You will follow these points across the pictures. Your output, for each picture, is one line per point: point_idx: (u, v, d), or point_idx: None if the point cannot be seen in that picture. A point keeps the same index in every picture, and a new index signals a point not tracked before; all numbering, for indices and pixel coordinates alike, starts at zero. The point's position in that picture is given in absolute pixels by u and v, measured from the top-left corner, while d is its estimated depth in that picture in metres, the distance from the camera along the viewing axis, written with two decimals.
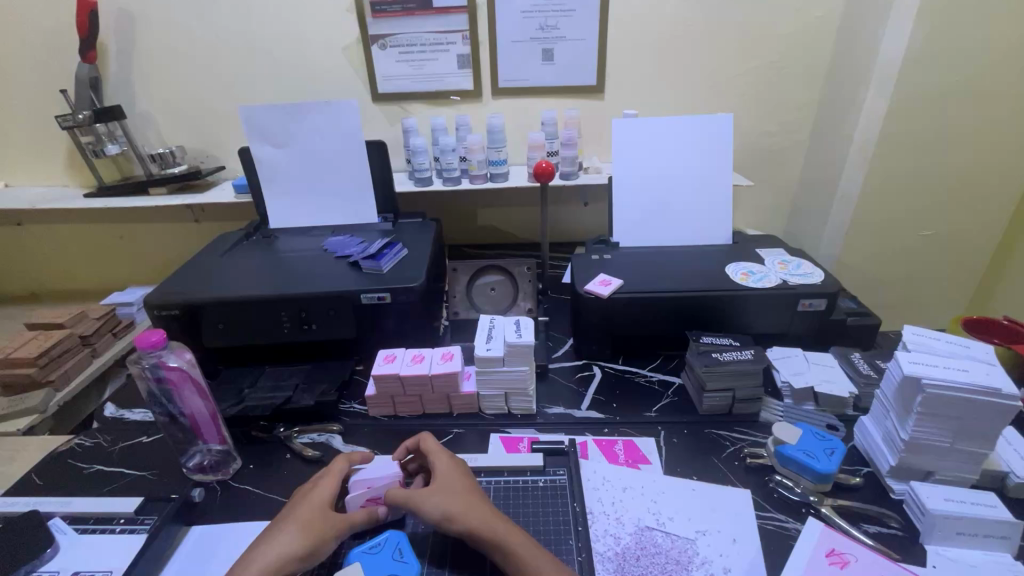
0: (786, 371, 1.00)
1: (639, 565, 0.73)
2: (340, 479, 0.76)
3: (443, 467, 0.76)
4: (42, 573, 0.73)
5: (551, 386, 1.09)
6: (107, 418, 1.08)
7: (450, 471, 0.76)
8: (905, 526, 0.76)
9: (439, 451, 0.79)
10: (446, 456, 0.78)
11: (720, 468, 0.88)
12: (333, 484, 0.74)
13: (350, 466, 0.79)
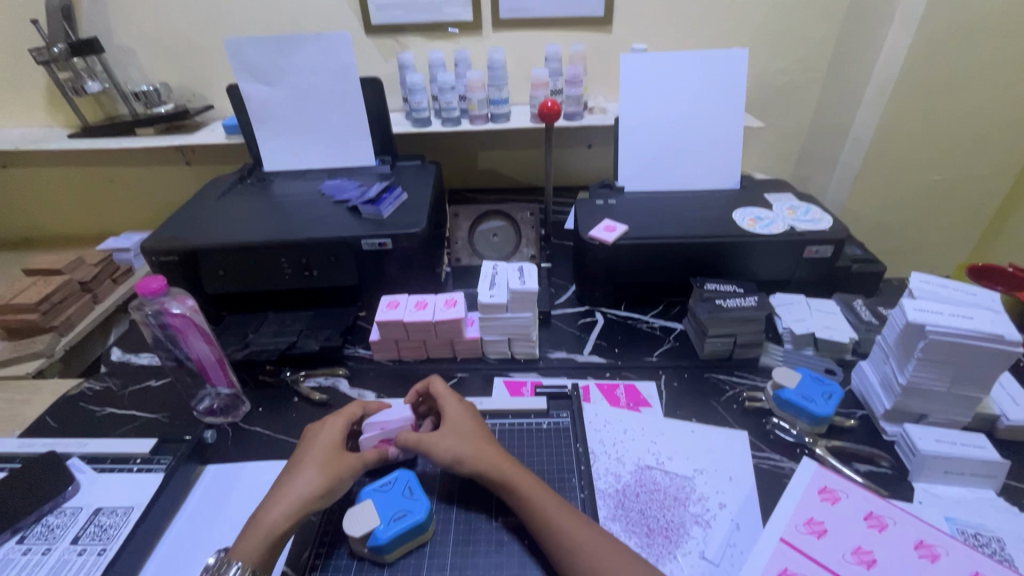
0: (787, 317, 1.01)
1: (638, 501, 0.76)
2: (349, 422, 0.77)
3: (453, 411, 0.78)
4: (66, 509, 0.76)
5: (554, 331, 1.10)
6: (115, 362, 1.10)
7: (460, 415, 0.77)
8: (895, 465, 0.79)
9: (449, 395, 0.81)
10: (456, 400, 0.80)
11: (719, 411, 0.90)
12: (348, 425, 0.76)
13: (364, 411, 0.81)
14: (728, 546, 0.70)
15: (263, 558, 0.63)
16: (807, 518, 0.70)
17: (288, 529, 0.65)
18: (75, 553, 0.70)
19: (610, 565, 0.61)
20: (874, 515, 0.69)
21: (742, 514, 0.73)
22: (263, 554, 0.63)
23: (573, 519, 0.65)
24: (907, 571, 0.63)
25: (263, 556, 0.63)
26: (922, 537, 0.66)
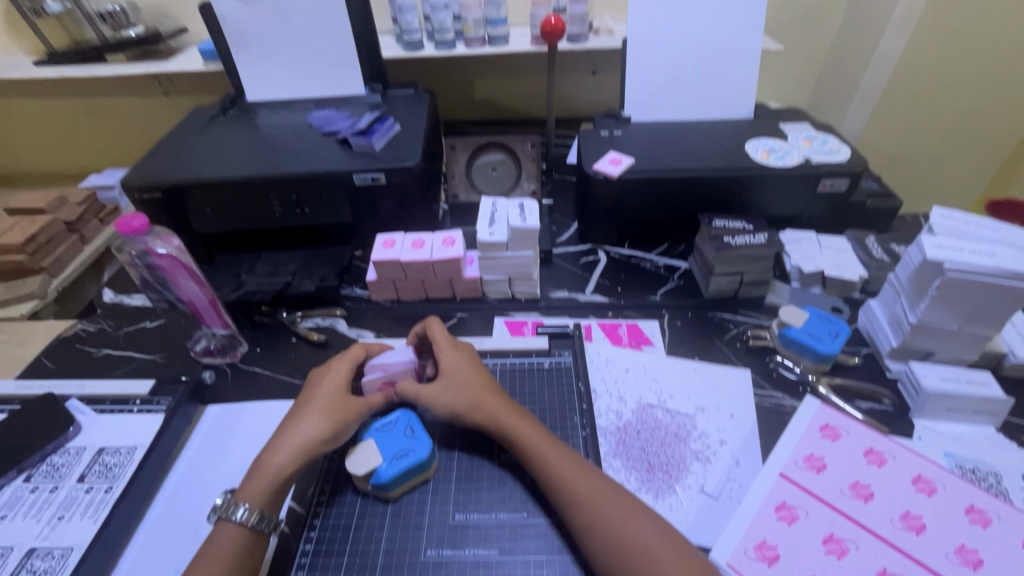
0: (797, 255, 0.98)
1: (639, 438, 0.77)
2: (351, 365, 0.76)
3: (450, 361, 0.76)
4: (69, 449, 0.76)
5: (555, 270, 1.07)
6: (107, 303, 1.07)
7: (458, 364, 0.76)
8: (897, 403, 0.79)
9: (445, 343, 0.79)
10: (453, 348, 0.78)
11: (722, 350, 0.89)
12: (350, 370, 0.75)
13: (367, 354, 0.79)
14: (727, 482, 0.71)
15: (269, 499, 0.63)
16: (807, 455, 0.70)
17: (294, 472, 0.66)
18: (82, 491, 0.71)
19: (609, 504, 0.60)
20: (874, 451, 0.69)
21: (742, 450, 0.74)
22: (269, 495, 0.63)
23: (571, 463, 0.64)
24: (904, 504, 0.64)
25: (270, 498, 0.63)
26: (921, 472, 0.67)
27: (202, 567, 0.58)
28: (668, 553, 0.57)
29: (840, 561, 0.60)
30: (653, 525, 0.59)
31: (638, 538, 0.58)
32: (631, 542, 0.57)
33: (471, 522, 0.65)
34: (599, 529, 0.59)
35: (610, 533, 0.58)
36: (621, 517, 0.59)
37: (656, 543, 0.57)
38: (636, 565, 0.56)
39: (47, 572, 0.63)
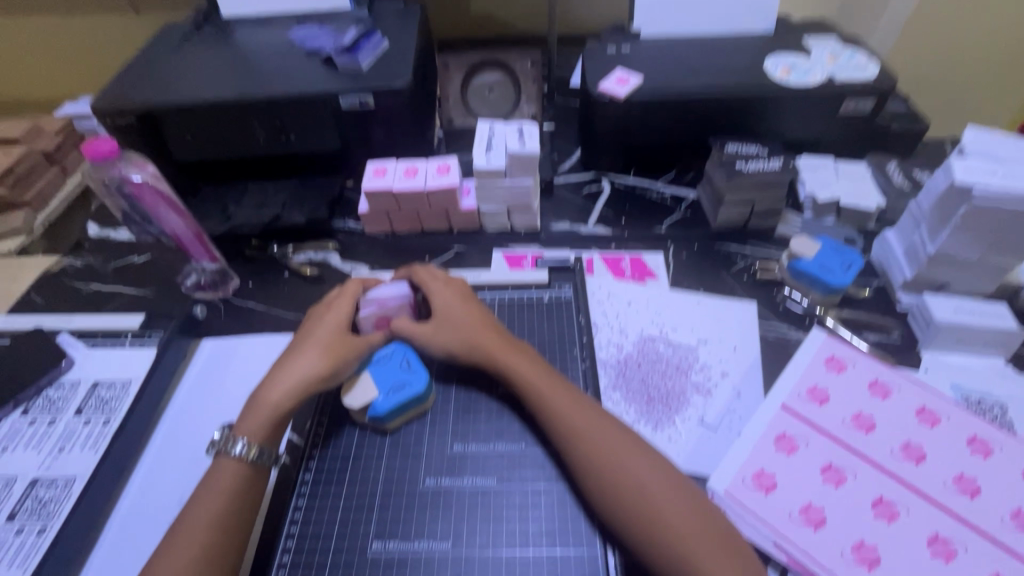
0: (812, 182, 0.93)
1: (639, 371, 0.75)
2: (353, 302, 0.73)
3: (441, 301, 0.73)
4: (65, 382, 0.75)
5: (557, 201, 1.02)
6: (92, 238, 1.03)
7: (452, 305, 0.72)
8: (905, 335, 0.77)
9: (439, 284, 0.75)
10: (447, 289, 0.75)
11: (728, 282, 0.86)
12: (348, 307, 0.72)
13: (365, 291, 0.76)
14: (728, 413, 0.70)
15: (269, 434, 0.63)
16: (811, 386, 0.69)
17: (293, 408, 0.65)
18: (81, 424, 0.71)
19: (605, 439, 0.59)
20: (879, 384, 0.68)
21: (744, 383, 0.72)
22: (269, 430, 0.63)
23: (568, 399, 0.63)
24: (905, 435, 0.63)
25: (269, 433, 0.63)
26: (924, 404, 0.66)
27: (204, 498, 0.58)
28: (665, 487, 0.56)
29: (836, 489, 0.60)
30: (651, 458, 0.59)
31: (634, 473, 0.57)
32: (626, 477, 0.57)
33: (469, 453, 0.65)
34: (596, 465, 0.58)
35: (606, 469, 0.57)
36: (618, 452, 0.58)
37: (652, 478, 0.57)
38: (631, 499, 0.56)
39: (53, 500, 0.64)
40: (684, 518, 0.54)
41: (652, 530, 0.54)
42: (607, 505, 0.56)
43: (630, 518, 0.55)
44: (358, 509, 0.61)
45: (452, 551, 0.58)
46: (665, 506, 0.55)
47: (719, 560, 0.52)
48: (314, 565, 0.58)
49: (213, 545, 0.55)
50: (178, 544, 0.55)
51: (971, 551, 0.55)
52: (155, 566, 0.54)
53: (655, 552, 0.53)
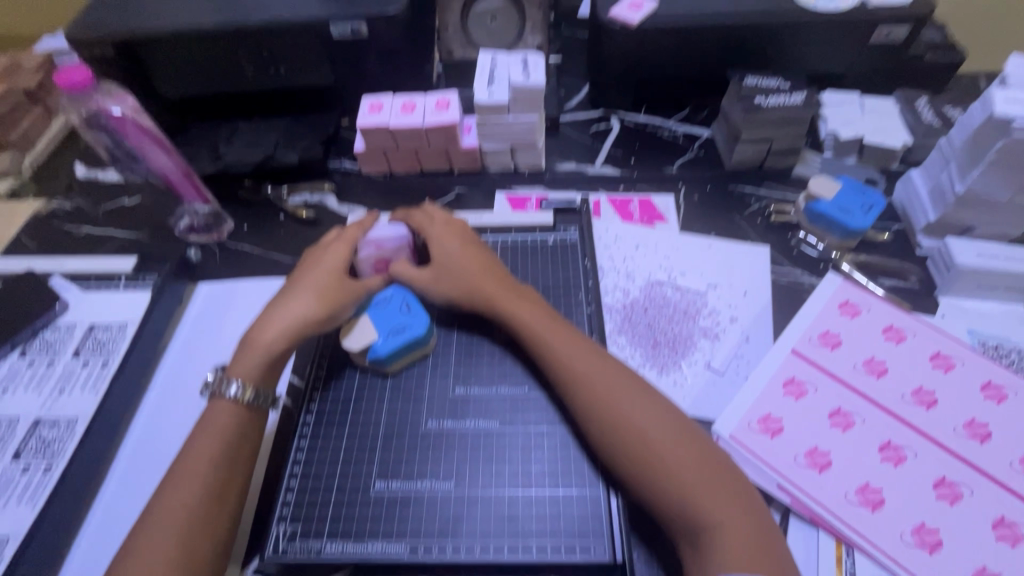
0: (835, 119, 0.87)
1: (646, 316, 0.73)
2: (351, 245, 0.69)
3: (440, 245, 0.70)
4: (60, 326, 0.74)
5: (563, 140, 0.96)
6: (80, 179, 0.98)
7: (453, 251, 0.69)
8: (923, 281, 0.74)
9: (441, 228, 0.72)
10: (449, 233, 0.71)
11: (741, 226, 0.82)
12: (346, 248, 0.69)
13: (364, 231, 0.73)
14: (735, 357, 0.68)
15: (263, 376, 0.62)
16: (823, 331, 0.67)
17: (285, 350, 0.63)
18: (79, 366, 0.70)
19: (605, 384, 0.58)
20: (894, 328, 0.66)
21: (753, 327, 0.71)
22: (263, 373, 0.62)
23: (570, 344, 0.61)
24: (918, 380, 0.62)
25: (261, 375, 0.62)
26: (939, 349, 0.64)
27: (202, 438, 0.57)
28: (664, 430, 0.55)
29: (844, 433, 0.60)
30: (651, 401, 0.57)
31: (632, 416, 0.56)
32: (626, 421, 0.56)
33: (471, 396, 0.64)
34: (597, 410, 0.57)
35: (608, 414, 0.56)
36: (620, 397, 0.57)
37: (651, 421, 0.55)
38: (629, 442, 0.55)
39: (56, 440, 0.64)
40: (683, 460, 0.53)
41: (656, 474, 0.53)
42: (609, 450, 0.56)
43: (628, 460, 0.54)
44: (360, 449, 0.61)
45: (455, 490, 0.58)
46: (664, 448, 0.54)
47: (719, 502, 0.51)
48: (318, 504, 0.58)
49: (214, 484, 0.54)
50: (178, 484, 0.54)
51: (977, 494, 0.55)
52: (157, 505, 0.53)
53: (653, 494, 0.53)
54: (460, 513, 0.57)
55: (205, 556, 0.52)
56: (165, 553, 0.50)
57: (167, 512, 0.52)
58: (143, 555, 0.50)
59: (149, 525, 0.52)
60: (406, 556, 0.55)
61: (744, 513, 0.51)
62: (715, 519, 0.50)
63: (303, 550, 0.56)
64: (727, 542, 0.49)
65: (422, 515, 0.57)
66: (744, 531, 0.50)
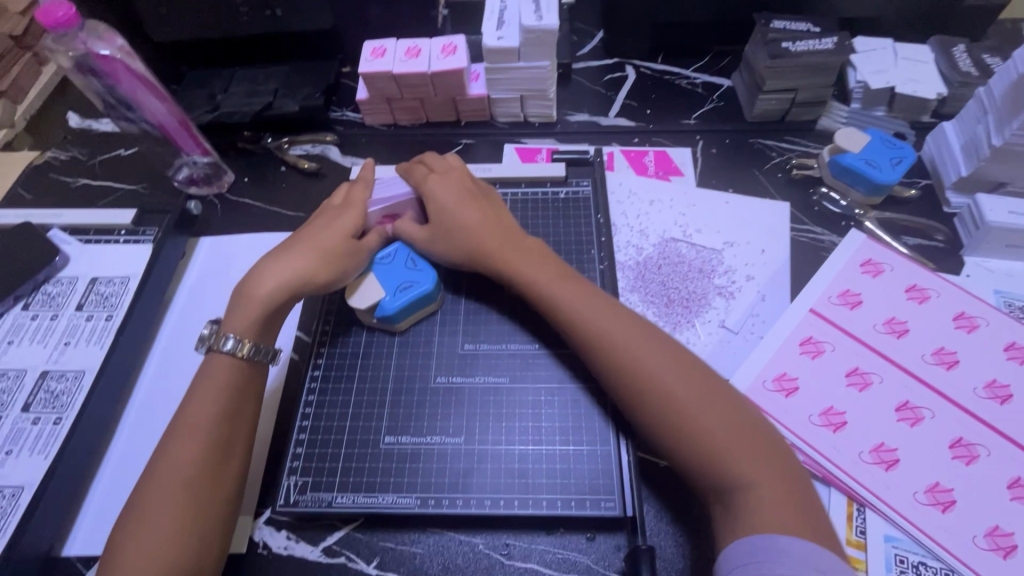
0: (866, 67, 0.81)
1: (659, 274, 0.71)
2: (363, 209, 0.67)
3: (443, 198, 0.67)
4: (62, 279, 0.73)
5: (575, 90, 0.92)
6: (74, 129, 0.95)
7: (459, 205, 0.66)
8: (949, 239, 0.71)
9: (445, 181, 0.68)
10: (454, 187, 0.68)
11: (760, 180, 0.79)
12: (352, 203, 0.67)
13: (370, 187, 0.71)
14: (750, 317, 0.67)
15: (260, 332, 0.60)
16: (843, 290, 0.66)
17: (281, 305, 0.62)
18: (83, 319, 0.69)
19: (626, 341, 0.55)
20: (917, 288, 0.65)
21: (770, 286, 0.69)
22: (259, 328, 0.60)
23: (589, 301, 0.59)
24: (938, 341, 0.61)
25: (258, 331, 0.60)
26: (963, 309, 0.63)
27: (203, 391, 0.56)
28: (690, 387, 0.52)
29: (860, 393, 0.59)
30: (675, 358, 0.55)
31: (656, 373, 0.53)
32: (650, 380, 0.53)
33: (480, 352, 0.63)
34: (619, 369, 0.54)
35: (630, 373, 0.54)
36: (642, 355, 0.54)
37: (675, 378, 0.53)
38: (653, 400, 0.52)
39: (65, 393, 0.64)
40: (710, 416, 0.51)
41: (682, 432, 0.51)
42: (634, 410, 0.54)
43: (652, 417, 0.52)
44: (369, 404, 0.61)
45: (465, 445, 0.58)
46: (690, 406, 0.51)
47: (748, 458, 0.49)
48: (329, 457, 0.58)
49: (217, 438, 0.54)
50: (181, 439, 0.53)
51: (994, 455, 0.54)
52: (160, 459, 0.53)
53: (678, 451, 0.51)
54: (470, 468, 0.57)
55: (212, 509, 0.52)
56: (172, 506, 0.50)
57: (171, 467, 0.52)
58: (151, 507, 0.50)
59: (155, 479, 0.52)
60: (416, 509, 0.55)
61: (775, 469, 0.49)
62: (746, 476, 0.48)
63: (315, 501, 0.56)
64: (756, 500, 0.47)
65: (432, 469, 0.57)
66: (775, 488, 0.48)
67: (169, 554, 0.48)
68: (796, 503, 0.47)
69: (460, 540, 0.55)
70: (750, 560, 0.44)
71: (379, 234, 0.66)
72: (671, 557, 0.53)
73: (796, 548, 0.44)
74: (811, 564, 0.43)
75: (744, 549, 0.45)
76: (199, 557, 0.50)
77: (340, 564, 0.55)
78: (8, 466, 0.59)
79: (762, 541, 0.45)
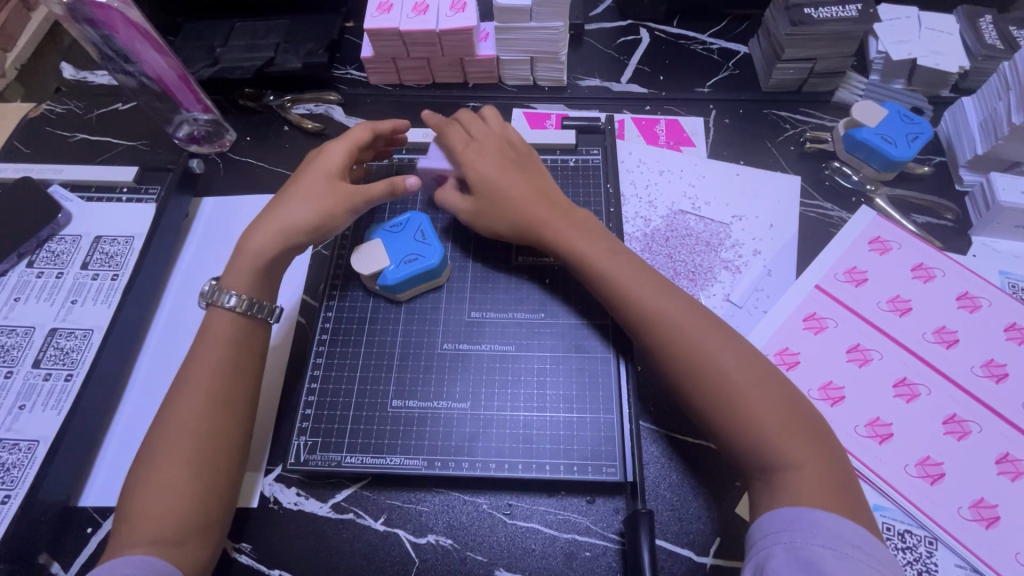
0: (888, 36, 0.79)
1: (667, 246, 0.71)
2: (353, 149, 0.67)
3: (491, 172, 0.64)
4: (65, 237, 0.72)
5: (587, 52, 0.89)
6: (69, 81, 0.92)
7: (496, 171, 0.64)
8: (959, 219, 0.71)
9: (489, 146, 0.66)
10: (496, 156, 0.65)
11: (772, 153, 0.78)
12: (345, 149, 0.66)
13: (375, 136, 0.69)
14: (755, 291, 0.67)
15: (256, 284, 0.61)
16: (850, 267, 0.66)
17: (275, 257, 0.62)
18: (89, 278, 0.69)
19: (676, 316, 0.53)
20: (923, 267, 0.65)
21: (777, 261, 0.69)
22: (255, 280, 0.61)
23: (640, 275, 0.57)
24: (941, 320, 0.62)
25: (255, 284, 0.61)
26: (968, 289, 0.63)
27: (203, 347, 0.57)
28: (734, 361, 0.51)
29: (860, 368, 0.60)
30: (728, 340, 0.52)
31: (701, 345, 0.51)
32: (696, 352, 0.51)
33: (487, 320, 0.64)
34: (663, 339, 0.53)
35: (674, 346, 0.52)
36: (686, 326, 0.52)
37: (727, 359, 0.51)
38: (705, 366, 0.51)
39: (74, 350, 0.64)
40: (759, 395, 0.49)
41: (722, 407, 0.49)
42: (676, 381, 0.52)
43: (700, 387, 0.50)
44: (377, 367, 0.62)
45: (470, 411, 0.59)
46: (737, 377, 0.50)
47: (791, 434, 0.47)
48: (337, 418, 0.59)
49: (219, 393, 0.55)
50: (185, 393, 0.55)
51: (985, 431, 0.56)
52: (165, 413, 0.54)
53: (725, 420, 0.49)
54: (476, 432, 0.58)
55: (219, 461, 0.53)
56: (179, 457, 0.51)
57: (174, 419, 0.53)
58: (158, 458, 0.51)
59: (160, 432, 0.53)
60: (423, 470, 0.56)
61: (819, 457, 0.47)
62: (786, 457, 0.47)
63: (324, 461, 0.58)
64: (799, 483, 0.45)
65: (438, 432, 0.58)
66: (814, 466, 0.46)
67: (179, 504, 0.50)
68: (832, 479, 0.46)
69: (465, 500, 0.57)
70: (787, 529, 0.43)
71: (382, 185, 0.65)
72: (667, 520, 0.55)
73: (828, 519, 0.43)
74: (846, 538, 0.42)
75: (778, 519, 0.44)
76: (207, 507, 0.51)
77: (349, 519, 0.57)
78: (22, 420, 0.60)
79: (796, 513, 0.44)
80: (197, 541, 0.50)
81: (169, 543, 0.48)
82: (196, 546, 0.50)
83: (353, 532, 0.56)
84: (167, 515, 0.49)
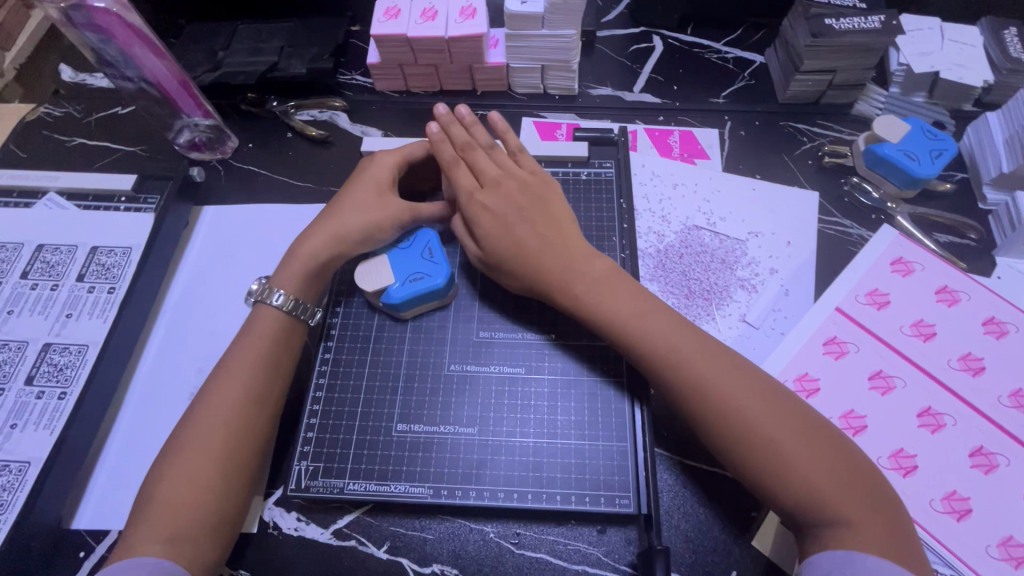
0: (910, 47, 0.76)
1: (680, 263, 0.69)
2: (401, 160, 0.66)
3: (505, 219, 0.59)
4: (59, 249, 0.70)
5: (598, 60, 0.86)
6: (67, 83, 0.89)
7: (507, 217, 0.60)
8: (982, 238, 0.68)
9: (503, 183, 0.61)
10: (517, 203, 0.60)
11: (789, 167, 0.76)
12: (396, 161, 0.65)
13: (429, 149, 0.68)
14: (772, 312, 0.65)
15: (305, 287, 0.60)
16: (871, 290, 0.64)
17: (325, 262, 0.61)
18: (85, 291, 0.67)
19: (705, 367, 0.50)
20: (948, 290, 0.63)
21: (794, 280, 0.67)
22: (306, 283, 0.60)
23: (669, 331, 0.52)
24: (966, 346, 0.60)
25: (305, 288, 0.60)
26: (994, 314, 0.61)
27: (246, 342, 0.57)
28: (769, 415, 0.47)
29: (882, 397, 0.58)
30: (760, 391, 0.49)
31: (734, 398, 0.48)
32: (731, 408, 0.48)
33: (496, 340, 0.62)
34: (694, 395, 0.49)
35: (706, 403, 0.49)
36: (718, 379, 0.49)
37: (762, 414, 0.48)
38: (755, 449, 0.47)
39: (68, 366, 0.62)
40: (801, 450, 0.46)
41: (765, 465, 0.46)
42: (713, 437, 0.49)
43: (740, 445, 0.47)
44: (381, 388, 0.60)
45: (478, 436, 0.57)
46: (775, 433, 0.47)
47: (840, 488, 0.44)
48: (339, 443, 0.57)
49: (253, 388, 0.54)
50: (219, 385, 0.53)
51: (1013, 465, 0.54)
52: (202, 399, 0.53)
53: (768, 477, 0.46)
54: (483, 460, 0.56)
55: (247, 456, 0.51)
56: (207, 447, 0.50)
57: (210, 408, 0.52)
58: (185, 451, 0.50)
59: (194, 419, 0.52)
60: (428, 499, 0.54)
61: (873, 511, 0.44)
62: (837, 514, 0.44)
63: (325, 487, 0.56)
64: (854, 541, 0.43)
65: (444, 459, 0.56)
66: (868, 521, 0.43)
67: (198, 500, 0.48)
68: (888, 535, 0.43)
69: (472, 528, 0.55)
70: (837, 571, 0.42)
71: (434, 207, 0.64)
72: (682, 552, 0.53)
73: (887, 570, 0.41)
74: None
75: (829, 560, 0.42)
76: (226, 508, 0.49)
77: (351, 547, 0.55)
78: (14, 440, 0.58)
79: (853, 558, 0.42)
80: (207, 541, 0.48)
81: (180, 539, 0.47)
82: (207, 545, 0.48)
83: (355, 560, 0.54)
84: (184, 510, 0.48)
